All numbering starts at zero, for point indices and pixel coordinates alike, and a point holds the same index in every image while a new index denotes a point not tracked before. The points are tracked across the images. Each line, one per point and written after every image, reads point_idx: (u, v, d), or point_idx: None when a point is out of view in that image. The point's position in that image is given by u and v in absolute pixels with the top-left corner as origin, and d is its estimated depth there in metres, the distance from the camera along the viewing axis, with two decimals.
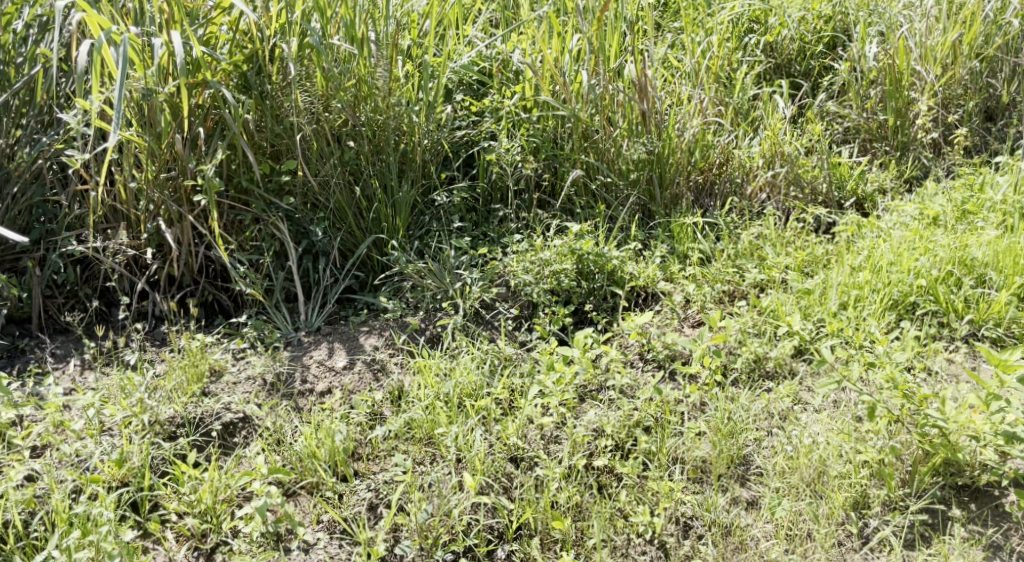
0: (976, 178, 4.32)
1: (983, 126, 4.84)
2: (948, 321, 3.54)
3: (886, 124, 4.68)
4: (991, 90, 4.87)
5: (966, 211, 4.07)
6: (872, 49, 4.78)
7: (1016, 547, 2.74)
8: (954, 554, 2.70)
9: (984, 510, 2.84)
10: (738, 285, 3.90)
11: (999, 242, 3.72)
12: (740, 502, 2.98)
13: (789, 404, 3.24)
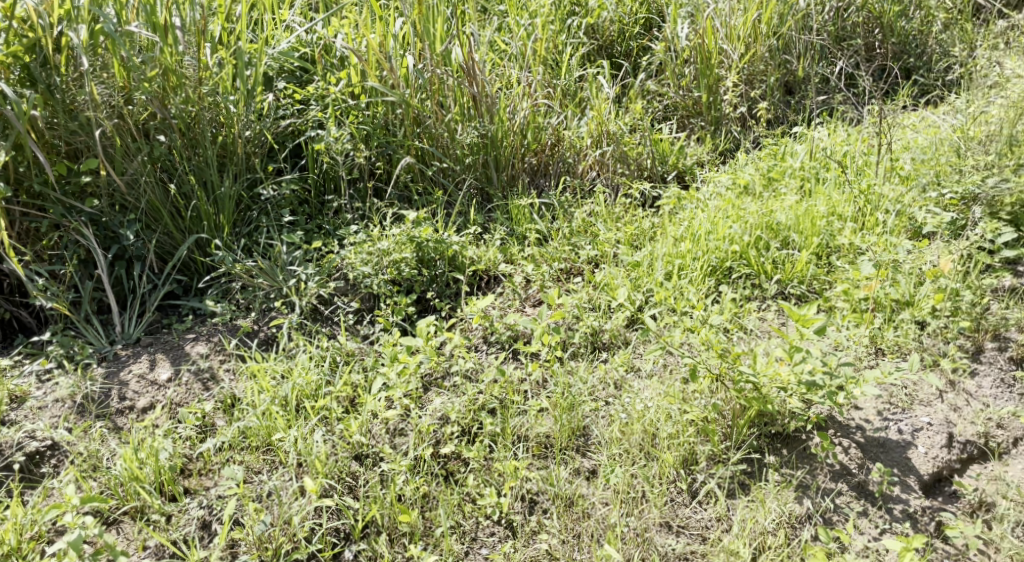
0: (778, 148, 4.61)
1: (783, 99, 5.16)
2: (759, 282, 3.76)
3: (700, 100, 4.91)
4: (788, 66, 5.17)
5: (771, 178, 4.32)
6: (683, 30, 4.99)
7: (823, 484, 2.93)
8: (770, 498, 2.86)
9: (793, 454, 3.03)
10: (575, 263, 3.99)
11: (800, 207, 3.98)
12: (581, 472, 3.04)
13: (623, 373, 3.35)
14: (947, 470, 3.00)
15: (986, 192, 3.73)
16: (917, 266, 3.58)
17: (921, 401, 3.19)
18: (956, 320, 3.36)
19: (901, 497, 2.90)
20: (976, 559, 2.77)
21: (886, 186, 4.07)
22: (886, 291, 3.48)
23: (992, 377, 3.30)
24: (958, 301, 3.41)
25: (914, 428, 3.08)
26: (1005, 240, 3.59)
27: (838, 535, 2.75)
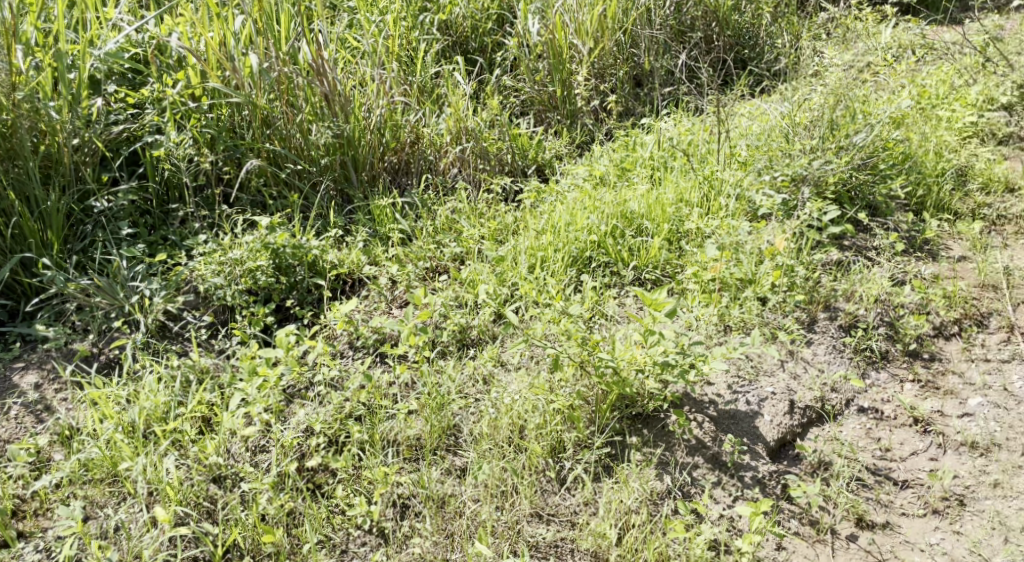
0: (630, 139, 4.72)
1: (633, 91, 5.29)
2: (618, 270, 3.85)
3: (554, 96, 4.97)
4: (636, 59, 5.29)
5: (625, 169, 4.43)
6: (533, 25, 5.03)
7: (682, 460, 3.02)
8: (632, 479, 2.91)
9: (653, 433, 3.09)
10: (440, 261, 3.94)
11: (651, 195, 4.08)
12: (452, 472, 3.02)
13: (492, 368, 3.32)
14: (790, 434, 3.16)
15: (812, 173, 3.97)
16: (756, 246, 3.75)
17: (765, 371, 3.33)
18: (792, 295, 3.55)
19: (751, 464, 3.03)
20: (818, 515, 2.92)
21: (727, 171, 4.22)
22: (731, 270, 3.62)
23: (825, 344, 3.48)
24: (793, 276, 3.60)
25: (760, 398, 3.22)
26: (830, 218, 3.81)
27: (695, 507, 2.84)
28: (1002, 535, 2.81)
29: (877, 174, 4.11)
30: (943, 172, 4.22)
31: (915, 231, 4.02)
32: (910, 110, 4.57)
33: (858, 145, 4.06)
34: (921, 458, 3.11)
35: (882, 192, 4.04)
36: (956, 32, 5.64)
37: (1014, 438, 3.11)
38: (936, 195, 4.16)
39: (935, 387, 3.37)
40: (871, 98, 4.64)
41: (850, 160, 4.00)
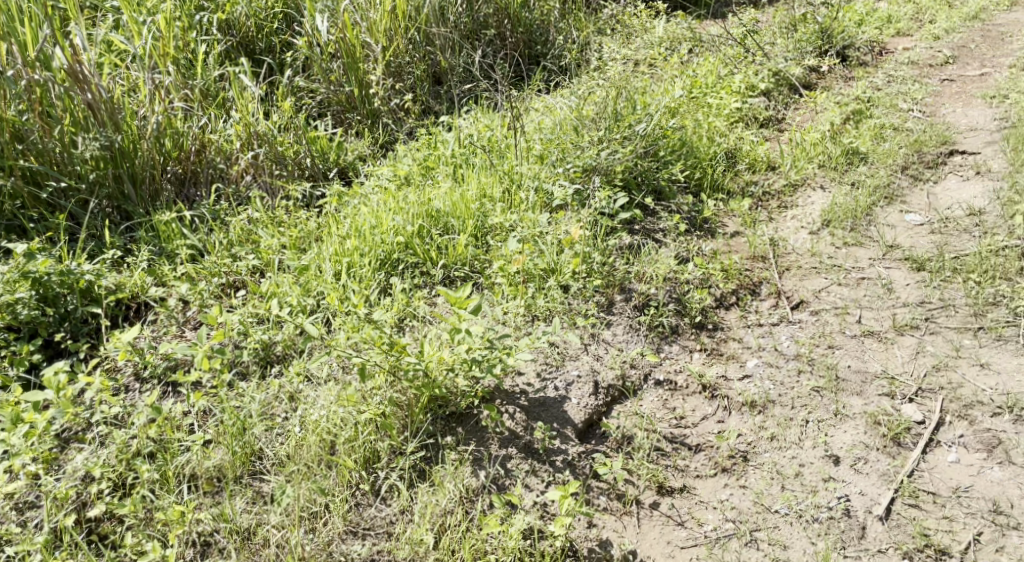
0: (431, 137, 4.70)
1: (433, 89, 5.27)
2: (426, 270, 3.82)
3: (352, 96, 4.89)
4: (432, 57, 5.27)
5: (427, 167, 4.42)
6: (322, 24, 4.89)
7: (496, 453, 3.01)
8: (447, 480, 2.89)
9: (467, 430, 3.07)
10: (236, 275, 3.75)
11: (455, 192, 4.06)
12: (258, 499, 2.89)
13: (298, 385, 3.20)
14: (596, 414, 3.21)
15: (601, 163, 4.12)
16: (556, 235, 3.81)
17: (570, 356, 3.39)
18: (590, 280, 3.64)
19: (561, 448, 3.06)
20: (623, 488, 2.99)
21: (525, 165, 4.28)
22: (534, 261, 3.68)
23: (622, 325, 3.57)
24: (591, 263, 3.69)
25: (566, 383, 3.27)
26: (619, 206, 3.94)
27: (509, 499, 2.84)
28: (779, 483, 2.98)
29: (658, 161, 4.33)
30: (714, 155, 4.49)
31: (695, 211, 4.23)
32: (682, 99, 4.82)
33: (640, 135, 4.29)
34: (709, 421, 3.24)
35: (664, 176, 4.26)
36: (720, 27, 6.05)
37: (786, 394, 3.29)
38: (711, 177, 4.43)
39: (719, 353, 3.53)
40: (648, 90, 4.90)
41: (633, 149, 4.22)
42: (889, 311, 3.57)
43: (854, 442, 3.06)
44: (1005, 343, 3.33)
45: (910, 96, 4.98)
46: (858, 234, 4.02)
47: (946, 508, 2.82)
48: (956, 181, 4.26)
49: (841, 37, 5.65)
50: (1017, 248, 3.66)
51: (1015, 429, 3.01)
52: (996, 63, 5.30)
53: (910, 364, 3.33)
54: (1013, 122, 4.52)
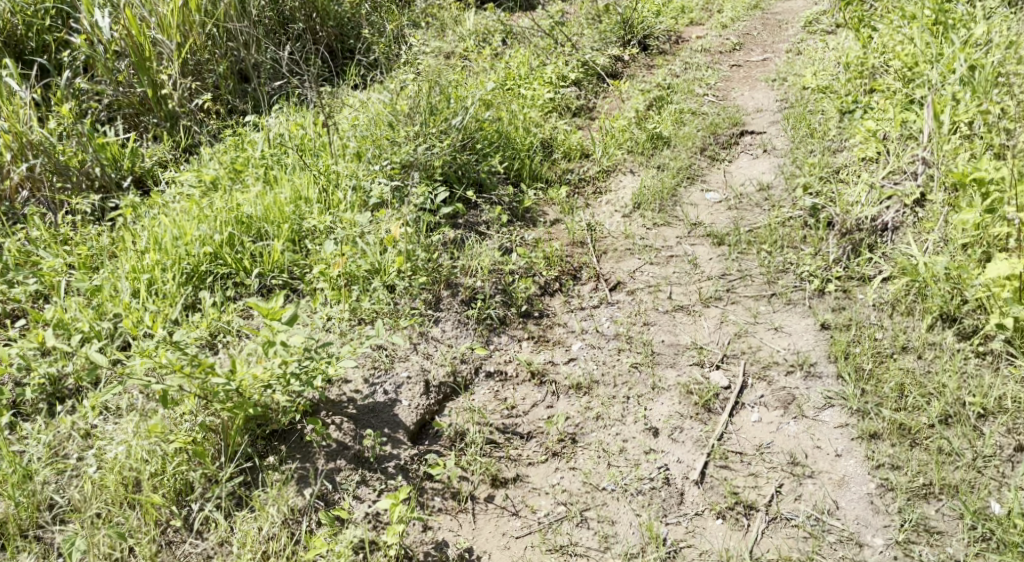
0: (239, 139, 4.50)
1: (239, 88, 4.99)
2: (240, 280, 3.66)
3: (146, 97, 4.62)
4: (237, 54, 5.00)
5: (236, 171, 4.20)
6: (102, 19, 4.53)
7: (324, 467, 2.94)
8: (269, 505, 2.81)
9: (290, 447, 2.98)
10: (14, 303, 3.50)
11: (268, 195, 3.90)
12: (48, 553, 2.73)
13: (88, 424, 3.01)
14: (428, 413, 3.17)
15: (418, 158, 4.06)
16: (377, 234, 3.72)
17: (399, 357, 3.32)
18: (415, 278, 3.56)
19: (393, 453, 3.01)
20: (458, 485, 2.96)
21: (341, 163, 4.15)
22: (357, 262, 3.60)
23: (451, 320, 3.51)
24: (416, 260, 3.62)
25: (396, 386, 3.22)
26: (439, 200, 3.91)
27: (337, 515, 2.77)
28: (606, 462, 2.97)
29: (477, 154, 4.34)
30: (531, 146, 4.52)
31: (516, 202, 4.24)
32: (493, 92, 4.88)
33: (457, 128, 4.28)
34: (539, 408, 3.21)
35: (484, 168, 4.25)
36: (528, 19, 6.15)
37: (608, 372, 3.30)
38: (530, 167, 4.44)
39: (546, 339, 3.51)
40: (461, 81, 4.94)
41: (450, 143, 4.19)
42: (695, 285, 3.70)
43: (670, 413, 3.09)
44: (793, 306, 3.51)
45: (703, 82, 5.26)
46: (666, 214, 4.15)
47: (751, 466, 2.87)
48: (747, 160, 4.50)
49: (642, 26, 5.89)
50: (800, 218, 3.89)
51: (807, 385, 3.13)
52: (774, 49, 5.72)
53: (715, 333, 3.43)
54: (791, 102, 4.82)
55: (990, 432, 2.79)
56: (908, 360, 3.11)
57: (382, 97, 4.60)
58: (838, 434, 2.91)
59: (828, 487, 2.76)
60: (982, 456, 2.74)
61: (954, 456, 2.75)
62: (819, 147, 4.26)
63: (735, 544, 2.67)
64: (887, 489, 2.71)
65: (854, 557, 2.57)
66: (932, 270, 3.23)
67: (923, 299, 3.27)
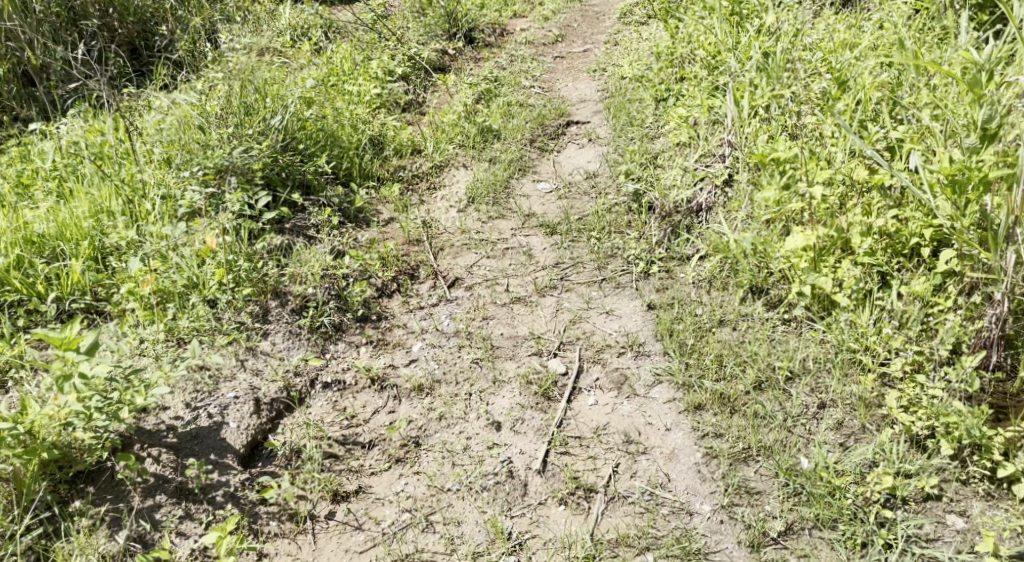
0: (27, 149, 4.25)
1: (26, 91, 4.75)
2: (34, 307, 3.43)
3: None
4: (19, 56, 4.68)
5: (23, 187, 3.96)
6: None
7: (140, 505, 2.81)
8: (74, 554, 2.65)
9: (100, 489, 2.83)
10: None
11: (63, 214, 3.70)
12: None
13: None
14: (259, 434, 3.08)
15: (234, 162, 3.89)
16: (190, 243, 3.60)
17: (224, 377, 3.23)
18: (239, 290, 3.47)
19: (220, 480, 2.91)
20: (295, 506, 2.88)
21: (148, 171, 3.96)
22: (171, 278, 3.45)
23: (281, 332, 3.43)
24: (237, 270, 3.52)
25: (222, 408, 3.12)
26: (262, 204, 3.83)
27: (156, 555, 2.65)
28: (450, 462, 2.97)
29: (301, 154, 4.22)
30: (359, 143, 4.45)
31: (346, 202, 4.15)
32: (314, 89, 4.72)
33: (278, 128, 4.15)
34: (381, 414, 3.18)
35: (310, 169, 4.16)
36: (348, 13, 6.05)
37: (449, 371, 3.31)
38: (360, 165, 4.37)
39: (385, 342, 3.47)
40: (279, 80, 4.77)
41: (270, 145, 4.03)
42: (531, 276, 3.76)
43: (512, 405, 3.14)
44: (621, 289, 3.64)
45: (530, 74, 5.36)
46: (500, 206, 4.19)
47: (590, 449, 2.97)
48: (574, 149, 4.60)
49: (465, 19, 5.90)
50: (625, 204, 4.04)
51: (637, 363, 3.28)
52: (593, 40, 5.90)
53: (552, 322, 3.51)
54: (612, 91, 4.98)
55: (797, 393, 3.03)
56: (723, 333, 3.32)
57: (189, 97, 4.32)
58: (667, 409, 3.07)
59: (660, 461, 2.90)
60: (792, 416, 2.96)
61: (768, 419, 2.96)
62: (638, 135, 4.44)
63: (578, 527, 2.74)
64: (712, 457, 2.88)
65: (685, 525, 2.70)
66: (741, 246, 3.46)
67: (735, 273, 3.51)
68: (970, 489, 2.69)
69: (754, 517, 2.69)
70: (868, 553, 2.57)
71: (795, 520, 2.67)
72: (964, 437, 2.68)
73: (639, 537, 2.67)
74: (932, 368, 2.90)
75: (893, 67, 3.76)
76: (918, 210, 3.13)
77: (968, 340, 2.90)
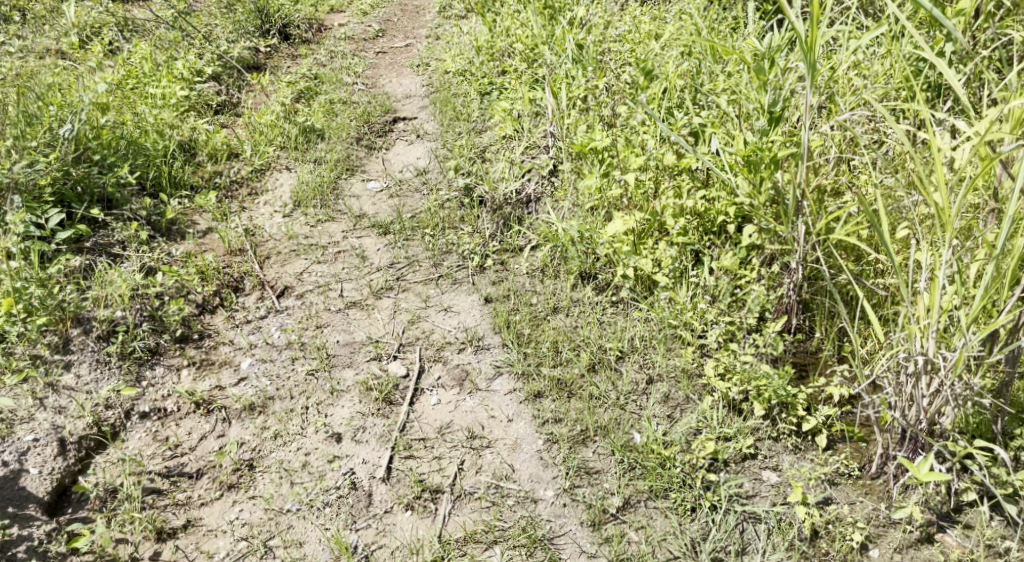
0: None
1: None
2: None
3: None
4: None
5: None
6: None
7: None
8: None
9: None
10: None
11: None
12: None
13: None
14: (67, 477, 2.93)
15: (15, 178, 3.59)
16: None
17: (21, 420, 3.05)
18: (33, 320, 3.27)
19: (23, 534, 2.73)
20: (113, 550, 2.73)
21: None
22: None
23: (86, 363, 3.25)
24: (30, 298, 3.32)
25: (19, 453, 2.95)
26: (53, 222, 3.59)
27: None
28: (288, 481, 2.92)
29: (96, 165, 3.93)
30: (166, 150, 4.22)
31: (156, 215, 3.96)
32: (107, 94, 4.47)
33: (66, 138, 3.82)
34: (209, 439, 3.08)
35: (110, 180, 3.90)
36: (146, 10, 5.72)
37: (283, 386, 3.24)
38: (168, 172, 4.16)
39: (210, 363, 3.36)
40: (68, 86, 4.48)
41: (59, 157, 3.74)
42: (365, 279, 3.73)
43: (351, 414, 3.13)
44: (459, 285, 3.67)
45: (351, 70, 5.27)
46: (329, 209, 4.13)
47: (435, 449, 3.00)
48: (403, 146, 4.57)
49: (278, 15, 5.71)
50: (456, 199, 4.06)
51: (478, 357, 3.34)
52: (414, 35, 5.89)
53: (390, 324, 3.51)
54: (436, 86, 4.98)
55: (627, 370, 3.20)
56: (558, 320, 3.44)
57: None
58: (509, 400, 3.15)
59: (504, 452, 2.97)
60: (624, 394, 3.12)
61: (603, 399, 3.11)
62: (465, 129, 4.48)
63: (425, 531, 2.76)
64: (553, 443, 2.99)
65: (531, 513, 2.79)
66: (569, 233, 3.63)
67: (565, 261, 3.64)
68: (780, 445, 2.91)
69: (594, 496, 2.81)
70: (697, 517, 2.73)
71: (631, 494, 2.81)
72: (773, 397, 2.92)
73: (485, 532, 2.73)
74: (744, 335, 3.14)
75: (693, 56, 4.03)
76: (722, 191, 3.38)
77: (771, 307, 3.21)
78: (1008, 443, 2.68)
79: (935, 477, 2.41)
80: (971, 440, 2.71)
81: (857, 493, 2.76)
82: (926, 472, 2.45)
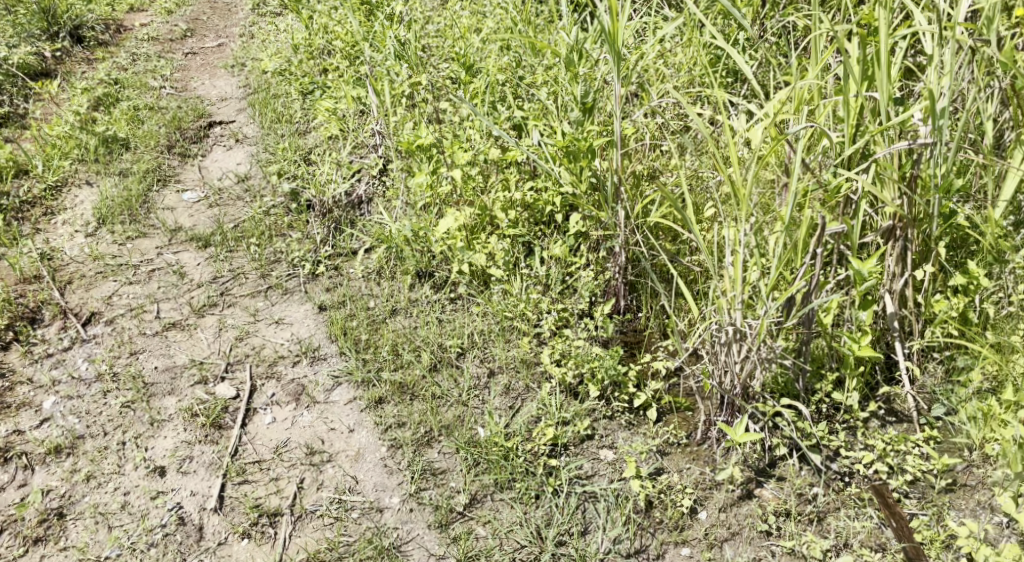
0: None
1: None
2: None
3: None
4: None
5: None
6: None
7: None
8: None
9: None
10: None
11: None
12: None
13: None
14: None
15: None
16: None
17: None
18: None
19: None
20: None
21: None
22: None
23: None
24: None
25: None
26: None
27: None
28: (105, 526, 2.74)
29: None
30: None
31: None
32: None
33: None
34: (9, 491, 2.85)
35: None
36: None
37: (93, 423, 3.04)
38: None
39: (7, 407, 3.10)
40: None
41: None
42: (186, 297, 3.55)
43: (175, 445, 2.98)
44: (290, 295, 3.56)
45: (156, 73, 4.99)
46: (139, 224, 3.90)
47: (272, 471, 2.91)
48: (221, 151, 4.38)
49: (67, 17, 5.30)
50: (282, 205, 3.92)
51: (314, 369, 3.25)
52: (227, 33, 5.64)
53: (215, 343, 3.36)
54: (252, 87, 4.80)
55: (467, 366, 3.20)
56: (397, 321, 3.40)
57: None
58: (349, 410, 3.09)
59: (346, 465, 2.92)
60: (466, 390, 3.13)
61: (445, 397, 3.11)
62: (287, 131, 4.34)
63: (264, 557, 2.67)
64: (397, 449, 2.96)
65: (376, 523, 2.75)
66: (402, 233, 3.58)
67: (401, 262, 3.60)
68: (616, 422, 3.00)
69: (441, 497, 2.81)
70: (542, 503, 2.78)
71: (478, 490, 2.83)
72: (605, 377, 3.00)
73: (330, 549, 2.67)
74: (576, 321, 3.22)
75: (513, 49, 4.07)
76: (549, 181, 3.45)
77: (601, 290, 3.32)
78: (809, 398, 2.86)
79: (750, 437, 2.61)
80: (778, 399, 2.88)
81: (685, 459, 2.88)
82: (741, 433, 2.64)
